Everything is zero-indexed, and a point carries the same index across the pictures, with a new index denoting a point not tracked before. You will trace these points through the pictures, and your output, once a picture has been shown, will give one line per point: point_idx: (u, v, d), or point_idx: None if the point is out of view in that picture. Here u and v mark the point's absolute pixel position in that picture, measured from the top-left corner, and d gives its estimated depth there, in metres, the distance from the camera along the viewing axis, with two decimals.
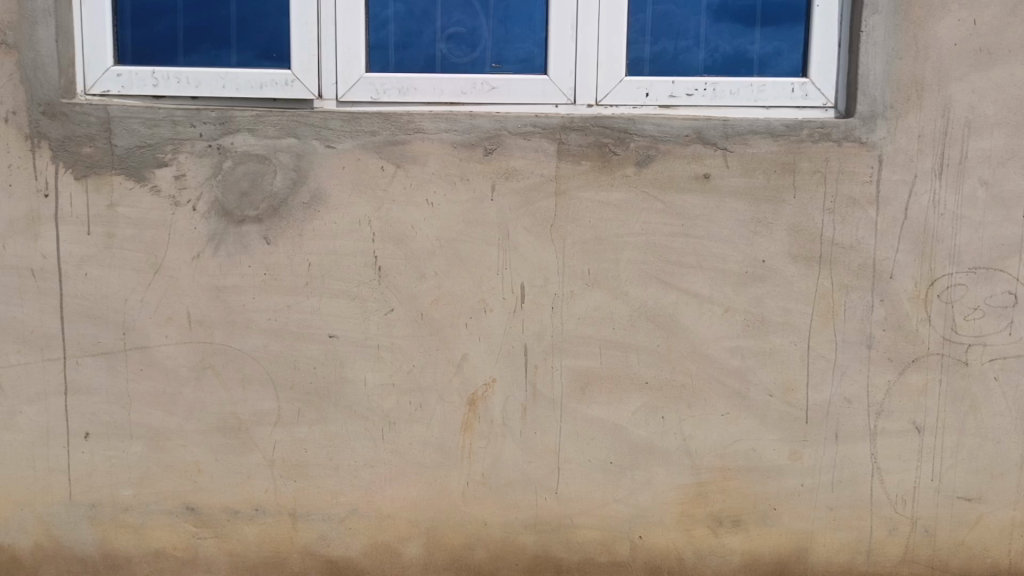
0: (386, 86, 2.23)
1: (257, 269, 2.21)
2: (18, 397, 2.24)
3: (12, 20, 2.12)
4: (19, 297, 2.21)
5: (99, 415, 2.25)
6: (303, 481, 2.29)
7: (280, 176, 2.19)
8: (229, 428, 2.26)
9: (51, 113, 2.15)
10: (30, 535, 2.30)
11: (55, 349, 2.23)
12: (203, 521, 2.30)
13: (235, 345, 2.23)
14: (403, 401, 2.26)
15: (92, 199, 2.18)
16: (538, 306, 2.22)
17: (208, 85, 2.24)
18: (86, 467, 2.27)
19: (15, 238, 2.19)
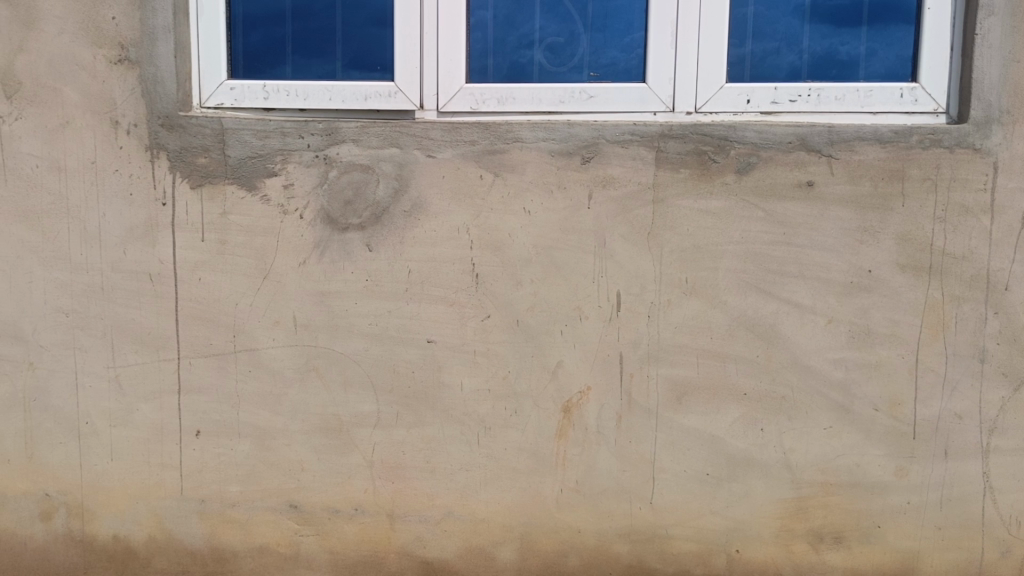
0: (486, 96, 2.26)
1: (359, 275, 2.27)
2: (135, 394, 2.37)
3: (134, 37, 2.24)
4: (138, 300, 2.33)
5: (209, 414, 2.35)
6: (400, 482, 2.34)
7: (382, 186, 2.25)
8: (330, 429, 2.33)
9: (169, 125, 2.26)
10: (143, 527, 2.42)
11: (169, 350, 2.34)
12: (305, 518, 2.37)
13: (338, 349, 2.30)
14: (499, 407, 2.29)
15: (206, 207, 2.28)
16: (634, 315, 2.22)
17: (316, 97, 2.31)
18: (197, 463, 2.38)
19: (135, 244, 2.31)
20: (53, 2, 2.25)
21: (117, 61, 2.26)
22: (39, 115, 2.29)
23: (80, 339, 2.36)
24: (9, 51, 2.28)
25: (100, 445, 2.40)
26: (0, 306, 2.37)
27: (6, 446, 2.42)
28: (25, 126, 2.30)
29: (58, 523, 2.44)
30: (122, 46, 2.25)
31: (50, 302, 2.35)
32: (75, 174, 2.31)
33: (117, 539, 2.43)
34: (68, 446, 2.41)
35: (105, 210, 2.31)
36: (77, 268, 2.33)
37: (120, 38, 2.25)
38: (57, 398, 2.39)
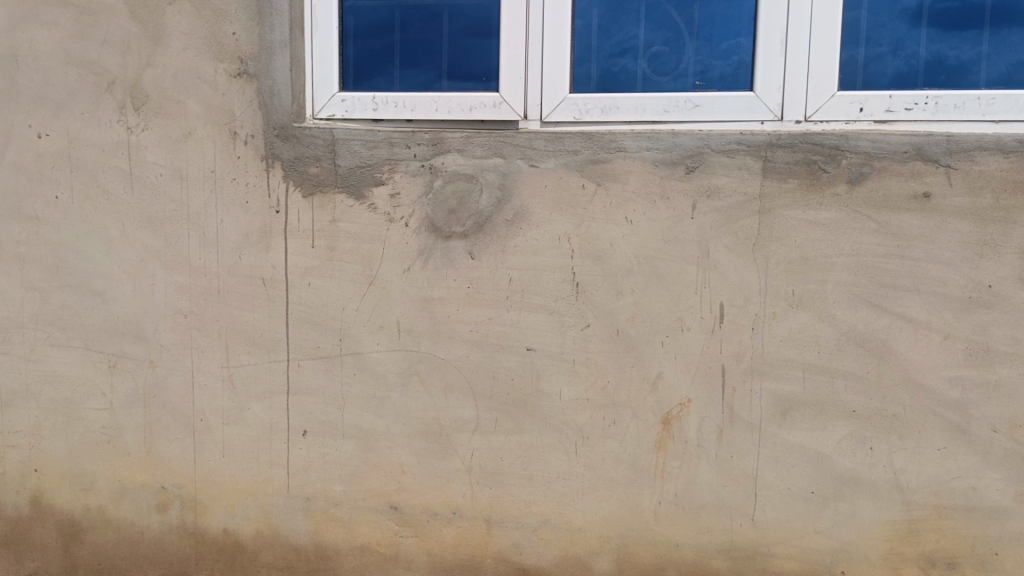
0: (590, 106, 2.26)
1: (461, 282, 2.31)
2: (247, 394, 2.47)
3: (253, 51, 2.35)
4: (252, 303, 2.43)
5: (315, 414, 2.43)
6: (499, 488, 2.36)
7: (486, 195, 2.28)
8: (431, 433, 2.38)
9: (284, 136, 2.36)
10: (252, 522, 2.51)
11: (280, 352, 2.43)
12: (405, 520, 2.42)
13: (440, 355, 2.34)
14: (597, 416, 2.28)
15: (317, 215, 2.37)
16: (738, 327, 2.18)
17: (423, 108, 2.36)
18: (303, 462, 2.46)
19: (250, 250, 2.42)
20: (178, 19, 2.38)
21: (236, 74, 2.36)
22: (164, 127, 2.43)
23: (197, 340, 2.48)
24: (138, 66, 2.42)
25: (213, 442, 2.51)
26: (125, 307, 2.51)
27: (128, 439, 2.56)
28: (151, 137, 2.44)
29: (173, 514, 2.56)
30: (241, 60, 2.36)
31: (170, 303, 2.48)
32: (196, 183, 2.43)
33: (227, 533, 2.54)
34: (184, 441, 2.53)
35: (223, 217, 2.42)
36: (196, 272, 2.45)
37: (239, 53, 2.35)
38: (175, 395, 2.51)
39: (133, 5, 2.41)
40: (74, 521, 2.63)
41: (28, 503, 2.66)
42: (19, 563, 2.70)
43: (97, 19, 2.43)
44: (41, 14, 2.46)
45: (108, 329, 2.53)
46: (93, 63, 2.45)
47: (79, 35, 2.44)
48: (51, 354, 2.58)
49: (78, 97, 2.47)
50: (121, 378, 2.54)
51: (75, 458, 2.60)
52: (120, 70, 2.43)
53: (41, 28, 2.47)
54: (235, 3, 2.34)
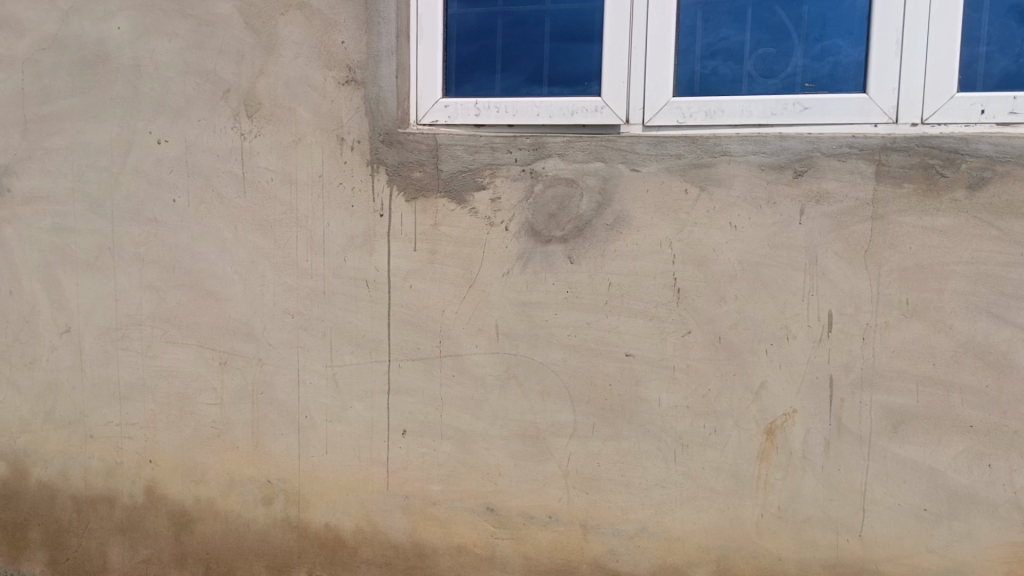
0: (694, 109, 2.23)
1: (560, 287, 2.32)
2: (350, 393, 2.53)
3: (361, 59, 2.41)
4: (356, 304, 2.49)
5: (415, 415, 2.48)
6: (595, 494, 2.35)
7: (586, 200, 2.28)
8: (528, 436, 2.38)
9: (388, 141, 2.42)
10: (352, 518, 2.58)
11: (381, 352, 2.49)
12: (501, 522, 2.44)
13: (538, 358, 2.35)
14: (698, 424, 2.25)
15: (419, 219, 2.41)
16: (847, 336, 2.12)
17: (524, 113, 2.37)
18: (403, 461, 2.50)
19: (354, 252, 2.48)
20: (290, 29, 2.46)
21: (345, 82, 2.43)
22: (275, 133, 2.52)
23: (303, 339, 2.56)
24: (251, 74, 2.52)
25: (316, 438, 2.58)
26: (236, 306, 2.61)
27: (236, 434, 2.66)
28: (262, 142, 2.53)
29: (278, 507, 2.65)
30: (350, 68, 2.43)
31: (279, 303, 2.57)
32: (305, 187, 2.51)
33: (328, 527, 2.61)
34: (289, 437, 2.61)
35: (329, 220, 2.49)
36: (303, 273, 2.53)
37: (347, 61, 2.42)
38: (281, 392, 2.60)
39: (247, 16, 2.50)
40: (185, 511, 2.75)
41: (143, 491, 2.79)
42: (133, 549, 2.83)
43: (213, 30, 2.54)
44: (163, 26, 2.58)
45: (220, 327, 2.64)
46: (210, 72, 2.56)
47: (197, 45, 2.56)
48: (167, 351, 2.70)
49: (195, 104, 2.58)
50: (231, 374, 2.64)
51: (187, 450, 2.72)
52: (235, 79, 2.54)
53: (162, 39, 2.59)
54: (344, 13, 2.41)
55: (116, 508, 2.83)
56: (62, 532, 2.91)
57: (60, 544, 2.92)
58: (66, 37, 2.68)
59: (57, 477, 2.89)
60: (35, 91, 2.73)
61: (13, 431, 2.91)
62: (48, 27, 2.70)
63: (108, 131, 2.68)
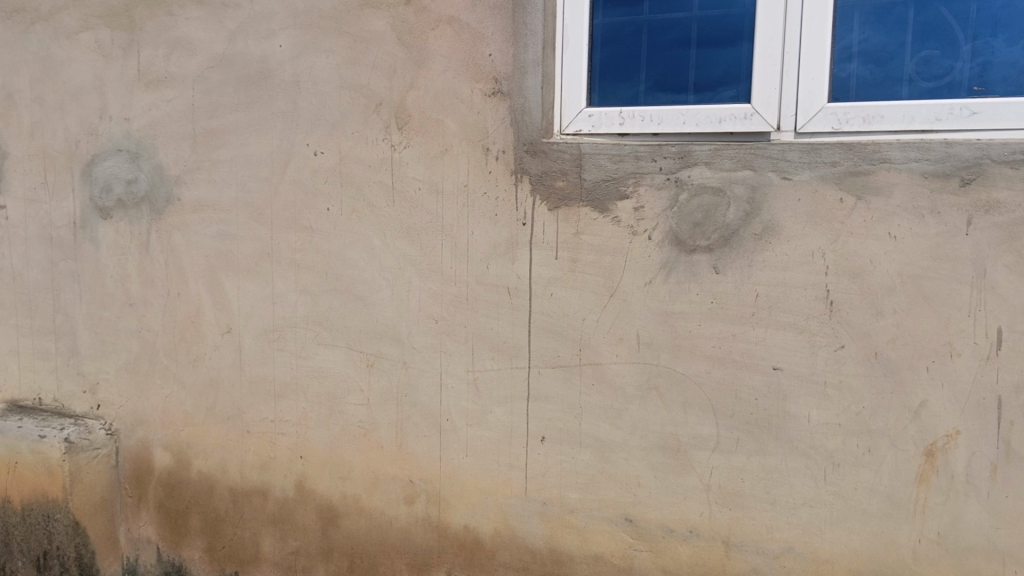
0: (850, 115, 2.14)
1: (704, 297, 2.28)
2: (490, 398, 2.58)
3: (507, 71, 2.46)
4: (498, 311, 2.54)
5: (554, 422, 2.49)
6: (738, 511, 2.30)
7: (733, 209, 2.23)
8: (669, 448, 2.35)
9: (532, 151, 2.45)
10: (491, 522, 2.62)
11: (522, 358, 2.52)
12: (640, 534, 2.42)
13: (681, 369, 2.32)
14: (850, 443, 2.16)
15: (562, 227, 2.43)
16: (1018, 355, 2.00)
17: (670, 122, 2.33)
18: (541, 467, 2.52)
19: (497, 260, 2.52)
20: (440, 43, 2.54)
21: (491, 93, 2.49)
22: (423, 144, 2.60)
23: (446, 344, 2.62)
24: (402, 88, 2.62)
25: (457, 441, 2.64)
26: (383, 310, 2.71)
27: (381, 433, 2.76)
28: (411, 153, 2.62)
29: (420, 507, 2.72)
30: (496, 80, 2.48)
31: (423, 308, 2.65)
32: (450, 196, 2.58)
33: (467, 529, 2.66)
34: (431, 439, 2.68)
35: (474, 228, 2.55)
36: (447, 280, 2.60)
37: (494, 73, 2.48)
38: (424, 394, 2.68)
39: (399, 31, 2.60)
40: (332, 506, 2.88)
41: (294, 486, 2.94)
42: (283, 540, 2.98)
43: (367, 46, 2.65)
44: (321, 44, 2.72)
45: (367, 331, 2.75)
46: (363, 86, 2.67)
47: (352, 61, 2.68)
48: (318, 352, 2.84)
49: (349, 118, 2.70)
50: (377, 375, 2.75)
51: (334, 448, 2.85)
52: (386, 92, 2.64)
53: (319, 56, 2.73)
54: (492, 26, 2.47)
55: (268, 500, 2.99)
56: (219, 521, 3.09)
57: (217, 532, 3.10)
58: (232, 56, 2.87)
59: (215, 469, 3.08)
60: (204, 106, 2.94)
61: (178, 424, 3.13)
62: (216, 46, 2.90)
63: (268, 144, 2.84)
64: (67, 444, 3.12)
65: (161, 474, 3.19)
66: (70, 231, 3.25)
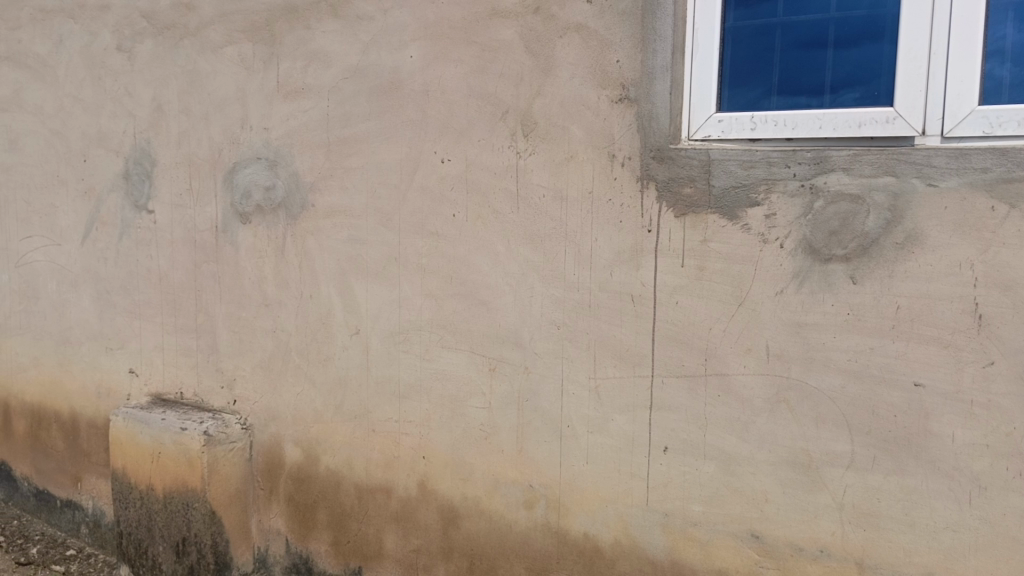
0: (1004, 119, 2.01)
1: (840, 309, 2.19)
2: (612, 406, 2.56)
3: (635, 77, 2.45)
4: (621, 318, 2.52)
5: (678, 432, 2.45)
6: (874, 532, 2.20)
7: (873, 217, 2.15)
8: (799, 464, 2.28)
9: (659, 157, 2.42)
10: (611, 530, 2.60)
11: (645, 367, 2.49)
12: (767, 550, 2.35)
13: (812, 383, 2.24)
14: (999, 465, 2.04)
15: (688, 235, 2.39)
16: None
17: (805, 127, 2.26)
18: (664, 478, 2.49)
19: (622, 267, 2.51)
20: (568, 50, 2.55)
21: (618, 100, 2.48)
22: (548, 150, 2.62)
23: (568, 350, 2.63)
24: (529, 95, 2.64)
25: (578, 448, 2.64)
26: (506, 316, 2.74)
27: (503, 437, 2.79)
28: (537, 160, 2.64)
29: (539, 512, 2.74)
30: (623, 86, 2.47)
31: (546, 314, 2.66)
32: (575, 203, 2.58)
33: (587, 537, 2.65)
34: (551, 445, 2.69)
35: (598, 235, 2.54)
36: (570, 287, 2.60)
37: (622, 79, 2.47)
38: (545, 400, 2.69)
39: (527, 40, 2.63)
40: (453, 507, 2.93)
41: (416, 485, 3.01)
42: (405, 538, 3.06)
43: (496, 55, 2.69)
44: (450, 53, 2.78)
45: (491, 335, 2.78)
46: (490, 94, 2.72)
47: (480, 69, 2.73)
48: (442, 355, 2.89)
49: (476, 126, 2.75)
50: (499, 380, 2.78)
51: (456, 450, 2.90)
52: (513, 100, 2.67)
53: (449, 65, 2.79)
54: (620, 32, 2.46)
55: (392, 499, 3.08)
56: (345, 517, 3.20)
57: (343, 527, 3.21)
58: (365, 67, 2.98)
59: (342, 465, 3.19)
60: (338, 116, 3.05)
61: (308, 421, 3.26)
62: (350, 58, 3.01)
63: (397, 151, 2.93)
64: (207, 436, 3.30)
65: (291, 468, 3.33)
66: (212, 235, 3.44)
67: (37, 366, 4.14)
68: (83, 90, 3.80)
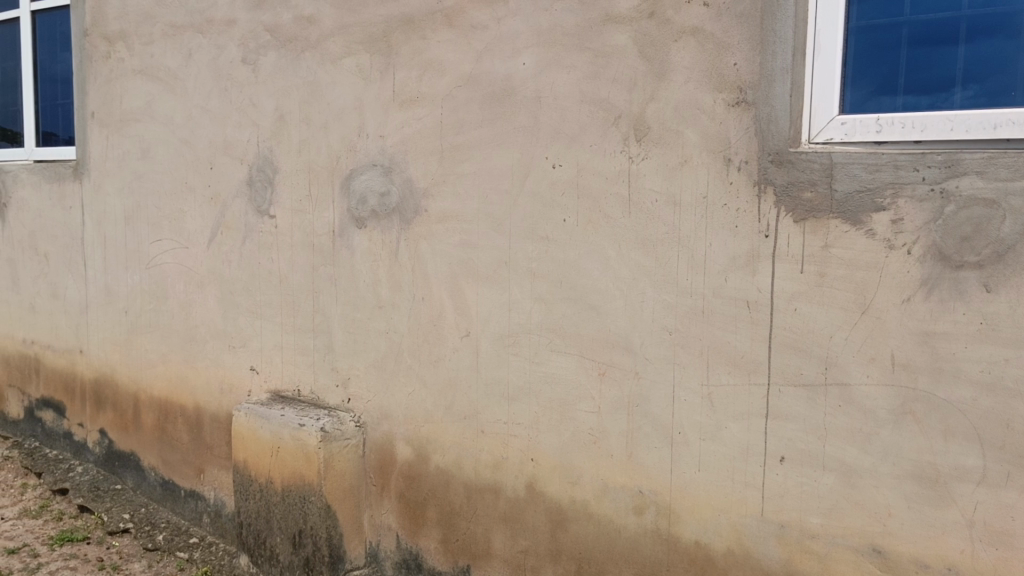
0: None
1: (972, 318, 2.11)
2: (726, 413, 2.53)
3: (754, 79, 2.42)
4: (736, 325, 2.49)
5: (795, 442, 2.40)
6: (1007, 551, 2.10)
7: (1009, 222, 2.05)
8: (926, 478, 2.20)
9: (778, 161, 2.38)
10: (724, 539, 2.56)
11: (761, 375, 2.45)
12: (890, 566, 2.27)
13: (941, 394, 2.16)
14: None
15: (808, 240, 2.34)
16: None
17: (935, 128, 2.17)
18: (780, 488, 2.44)
19: (737, 273, 2.48)
20: (683, 54, 2.54)
21: (735, 103, 2.45)
22: (662, 155, 2.61)
23: (681, 356, 2.61)
24: (643, 100, 2.64)
25: (689, 455, 2.61)
26: (617, 320, 2.74)
27: (612, 442, 2.79)
28: (649, 165, 2.64)
29: (649, 518, 2.72)
30: (741, 89, 2.44)
31: (658, 320, 2.65)
32: (689, 208, 2.56)
33: (698, 545, 2.62)
34: (662, 451, 2.67)
35: (713, 240, 2.52)
36: (683, 292, 2.59)
37: (740, 82, 2.44)
38: (656, 406, 2.68)
39: (641, 45, 2.63)
40: (561, 510, 2.94)
41: (525, 487, 3.04)
42: (513, 538, 3.09)
43: (609, 60, 2.70)
44: (563, 60, 2.81)
45: (600, 340, 2.79)
46: (603, 100, 2.73)
47: (593, 75, 2.74)
48: (551, 358, 2.92)
49: (588, 131, 2.77)
50: (609, 385, 2.78)
51: (565, 453, 2.91)
52: (627, 105, 2.68)
53: (562, 72, 2.82)
54: (739, 35, 2.43)
55: (500, 499, 3.12)
56: (454, 515, 3.26)
57: (452, 526, 3.27)
58: (479, 75, 3.03)
59: (451, 465, 3.25)
60: (451, 123, 3.12)
61: (419, 420, 3.34)
62: (464, 66, 3.07)
63: (509, 157, 2.97)
64: (323, 432, 3.43)
65: (402, 466, 3.42)
66: (329, 239, 3.57)
67: (164, 362, 4.39)
68: (210, 101, 4.01)
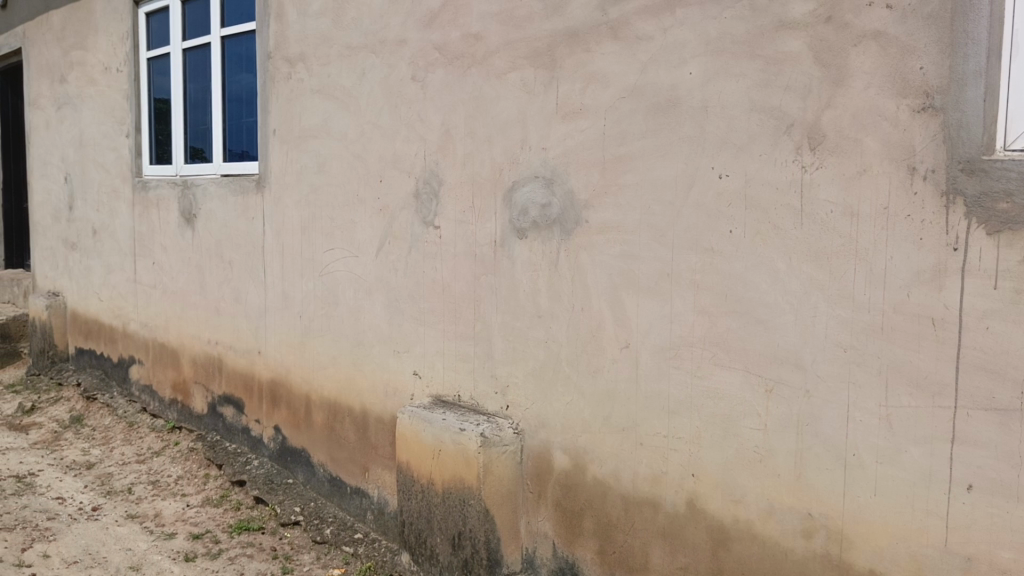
0: None
1: None
2: (906, 436, 2.40)
3: (942, 84, 2.29)
4: (919, 343, 2.35)
5: (985, 470, 2.24)
6: None
7: None
8: None
9: (969, 170, 2.24)
10: (902, 569, 2.42)
11: (947, 397, 2.31)
12: None
13: None
14: None
15: (1003, 254, 2.18)
16: None
17: None
18: (967, 518, 2.28)
19: (921, 288, 2.34)
20: (863, 59, 2.44)
21: (921, 109, 2.33)
22: (838, 165, 2.51)
23: (856, 375, 2.49)
24: (818, 107, 2.55)
25: (865, 479, 2.49)
26: (787, 335, 2.65)
27: (779, 461, 2.70)
28: (824, 174, 2.54)
29: (819, 543, 2.61)
30: (927, 95, 2.32)
31: (831, 336, 2.54)
32: (868, 219, 2.45)
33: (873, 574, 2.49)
34: (834, 473, 2.56)
35: (894, 253, 2.39)
36: (860, 307, 2.47)
37: (926, 87, 2.32)
38: (828, 426, 2.57)
39: (817, 50, 2.54)
40: (723, 528, 2.87)
41: (685, 502, 2.98)
42: (672, 554, 3.04)
43: (782, 68, 2.63)
44: (732, 68, 2.76)
45: (768, 355, 2.71)
46: (775, 108, 2.65)
47: (764, 83, 2.68)
48: (715, 372, 2.86)
49: (758, 140, 2.70)
50: (777, 402, 2.69)
51: (728, 470, 2.84)
52: (800, 113, 2.60)
53: (731, 80, 2.76)
54: (925, 37, 2.31)
55: (659, 513, 3.08)
56: (611, 527, 3.25)
57: (609, 537, 3.26)
58: (643, 86, 3.03)
59: (609, 476, 3.24)
60: (614, 134, 3.13)
61: (577, 430, 3.35)
62: (628, 78, 3.07)
63: (673, 168, 2.94)
64: (482, 437, 3.51)
65: (559, 475, 3.44)
66: (491, 249, 3.66)
67: (335, 364, 4.63)
68: (382, 117, 4.21)
